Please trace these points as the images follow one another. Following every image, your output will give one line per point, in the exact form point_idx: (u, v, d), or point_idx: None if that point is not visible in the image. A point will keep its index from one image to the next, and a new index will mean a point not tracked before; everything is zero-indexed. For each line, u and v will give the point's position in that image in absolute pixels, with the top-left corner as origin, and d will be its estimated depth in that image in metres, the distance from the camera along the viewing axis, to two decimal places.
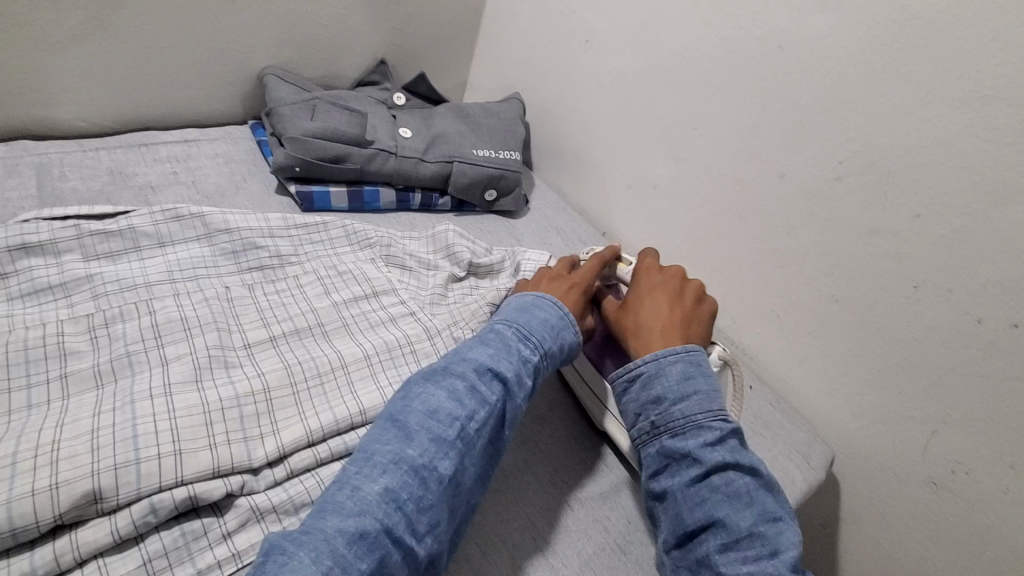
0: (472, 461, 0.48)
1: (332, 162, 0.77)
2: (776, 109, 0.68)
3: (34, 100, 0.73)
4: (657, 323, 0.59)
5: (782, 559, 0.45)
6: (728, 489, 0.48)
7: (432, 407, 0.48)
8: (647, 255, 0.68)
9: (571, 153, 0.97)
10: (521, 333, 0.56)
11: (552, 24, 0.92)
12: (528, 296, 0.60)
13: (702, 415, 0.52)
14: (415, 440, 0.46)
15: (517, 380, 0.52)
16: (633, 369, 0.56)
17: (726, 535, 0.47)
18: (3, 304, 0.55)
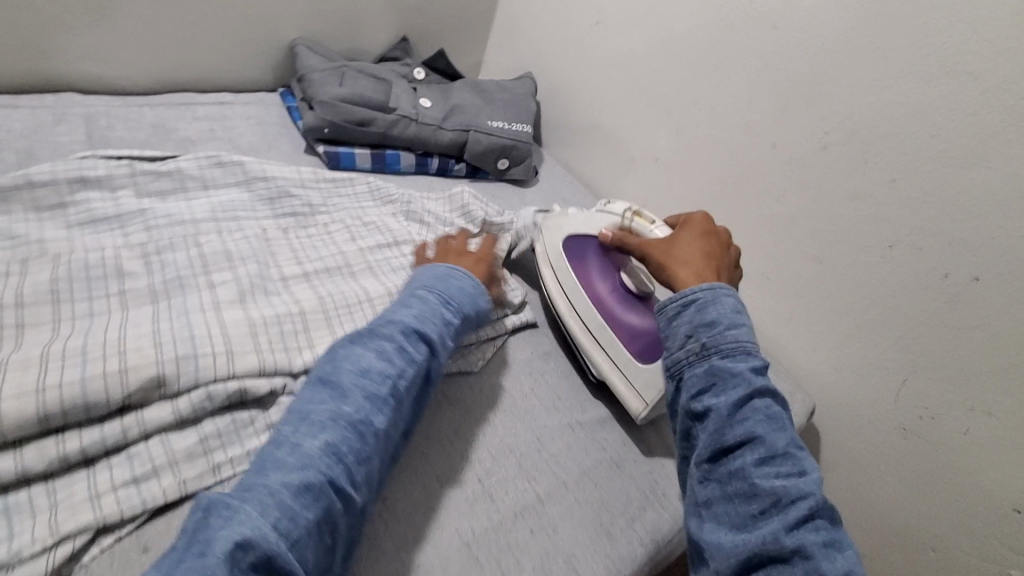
0: (401, 416, 0.50)
1: (357, 125, 0.83)
2: (768, 85, 0.75)
3: (84, 56, 0.78)
4: (712, 266, 0.60)
5: (813, 479, 0.46)
6: (768, 412, 0.49)
7: (363, 367, 0.49)
8: (693, 215, 0.66)
9: (578, 130, 1.03)
10: (442, 298, 0.57)
11: (565, 7, 0.98)
12: (442, 266, 0.62)
13: (751, 343, 0.52)
14: (349, 397, 0.47)
15: (441, 343, 0.54)
16: (688, 293, 0.56)
17: (763, 451, 0.47)
18: (64, 229, 0.60)
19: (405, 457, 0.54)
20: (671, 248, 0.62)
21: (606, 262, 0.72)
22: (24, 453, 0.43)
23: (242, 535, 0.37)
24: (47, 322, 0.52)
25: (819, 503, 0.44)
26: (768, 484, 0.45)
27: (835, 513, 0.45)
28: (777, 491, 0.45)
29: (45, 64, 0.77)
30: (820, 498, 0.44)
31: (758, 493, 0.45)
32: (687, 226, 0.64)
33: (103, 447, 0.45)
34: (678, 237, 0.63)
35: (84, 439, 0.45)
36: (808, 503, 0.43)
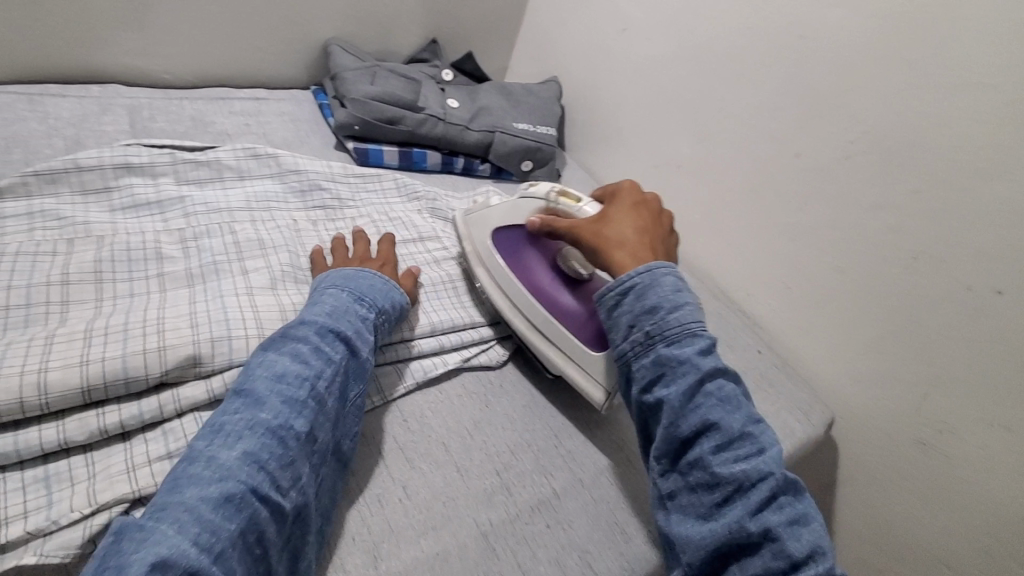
0: (330, 418, 0.48)
1: (387, 123, 0.86)
2: (793, 94, 0.76)
3: (129, 49, 0.82)
4: (643, 242, 0.60)
5: (769, 457, 0.49)
6: (720, 395, 0.52)
7: (278, 371, 0.46)
8: (616, 187, 0.66)
9: (601, 135, 1.04)
10: (355, 295, 0.56)
11: (592, 13, 1.00)
12: (349, 269, 0.60)
13: (694, 324, 0.54)
14: (266, 403, 0.45)
15: (360, 339, 0.53)
16: (627, 281, 0.57)
17: (719, 436, 0.50)
18: (108, 213, 0.63)
19: (426, 445, 0.55)
20: (605, 228, 0.61)
21: (540, 248, 0.68)
22: (67, 422, 0.45)
23: (159, 557, 0.35)
24: (91, 300, 0.54)
25: (778, 481, 0.47)
26: (727, 471, 0.48)
27: (794, 484, 0.48)
28: (739, 476, 0.48)
29: (92, 57, 0.80)
30: (779, 475, 0.47)
31: (720, 482, 0.48)
32: (616, 204, 0.64)
33: (141, 421, 0.47)
34: (607, 213, 0.63)
35: (123, 413, 0.47)
36: (769, 486, 0.47)
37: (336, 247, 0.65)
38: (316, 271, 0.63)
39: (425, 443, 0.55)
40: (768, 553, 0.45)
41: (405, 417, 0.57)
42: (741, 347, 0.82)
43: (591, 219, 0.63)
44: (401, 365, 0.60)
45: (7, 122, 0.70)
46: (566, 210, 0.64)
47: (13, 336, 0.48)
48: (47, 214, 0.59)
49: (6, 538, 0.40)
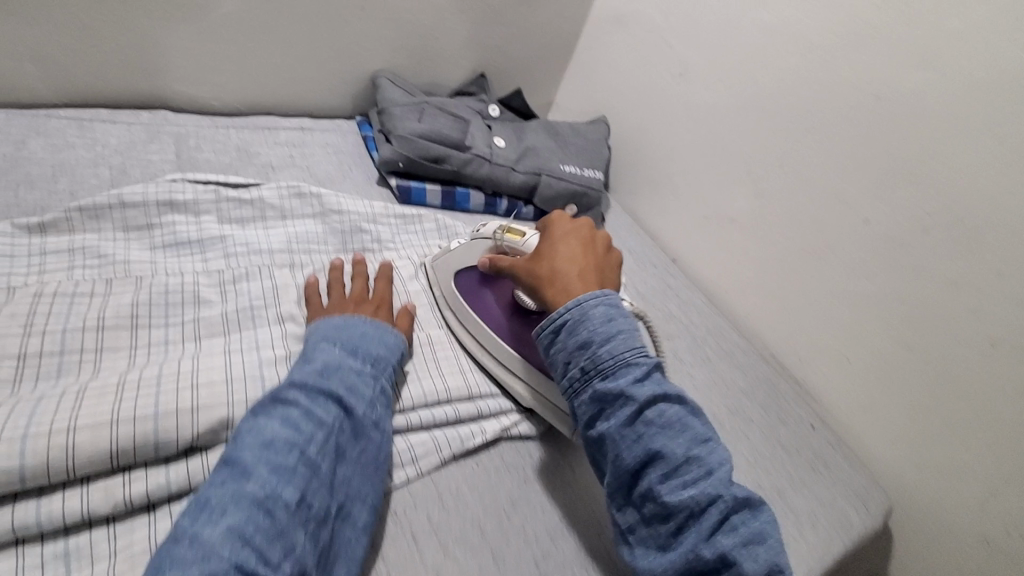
0: (327, 483, 0.44)
1: (432, 161, 0.83)
2: (865, 157, 0.71)
3: (180, 77, 0.81)
4: (573, 271, 0.58)
5: (717, 477, 0.47)
6: (662, 421, 0.49)
7: (266, 439, 0.44)
8: (551, 217, 0.64)
9: (649, 179, 1.01)
10: (349, 349, 0.53)
11: (647, 55, 0.97)
12: (337, 316, 0.57)
13: (629, 353, 0.52)
14: (252, 472, 0.42)
15: (353, 395, 0.49)
16: (558, 317, 0.55)
17: (665, 465, 0.48)
18: (148, 251, 0.62)
19: (461, 526, 0.52)
20: (537, 262, 0.60)
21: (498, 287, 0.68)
22: (92, 490, 0.43)
23: None
24: (126, 348, 0.53)
25: (728, 502, 0.46)
26: (676, 499, 0.47)
27: (746, 501, 0.47)
28: (688, 503, 0.46)
29: (144, 83, 0.80)
30: (727, 496, 0.46)
31: (671, 512, 0.47)
32: (544, 234, 0.62)
33: (169, 491, 0.45)
34: (540, 246, 0.62)
35: (150, 482, 0.44)
36: (717, 510, 0.45)
37: (331, 283, 0.62)
38: (311, 308, 0.59)
39: (459, 522, 0.52)
40: None
41: (440, 493, 0.54)
42: (794, 420, 0.76)
43: (527, 256, 0.62)
44: (437, 432, 0.58)
45: (56, 149, 0.69)
46: (511, 247, 0.64)
47: (45, 388, 0.47)
48: (87, 251, 0.58)
49: None
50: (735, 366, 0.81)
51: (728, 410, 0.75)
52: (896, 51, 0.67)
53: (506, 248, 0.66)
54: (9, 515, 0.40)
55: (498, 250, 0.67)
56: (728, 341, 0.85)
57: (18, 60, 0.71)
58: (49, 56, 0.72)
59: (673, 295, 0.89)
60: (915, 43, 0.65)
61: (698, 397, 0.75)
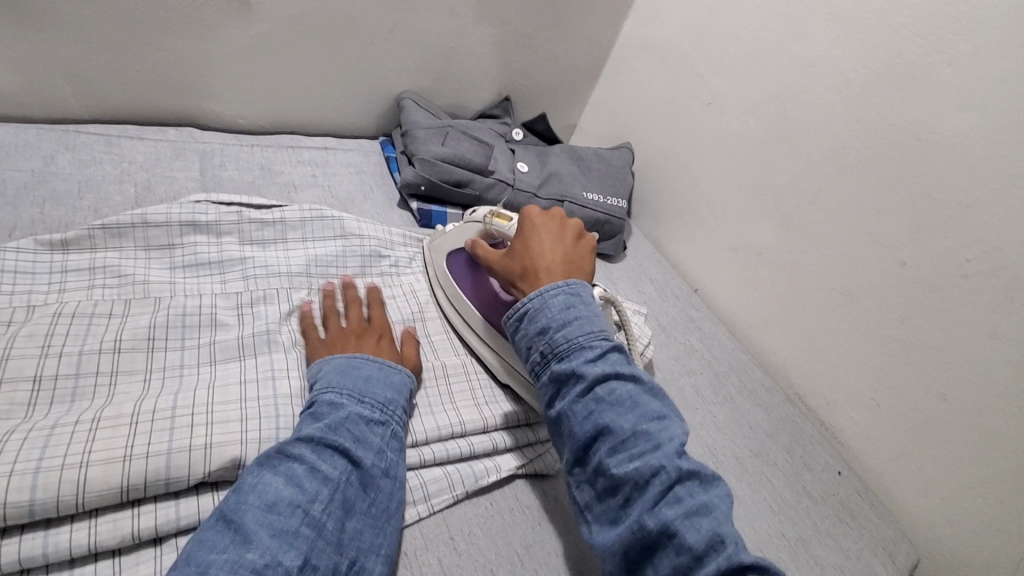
0: (333, 541, 0.43)
1: (454, 186, 0.83)
2: (903, 197, 0.69)
3: (207, 95, 0.82)
4: (541, 264, 0.58)
5: (665, 450, 0.45)
6: (611, 398, 0.48)
7: (269, 500, 0.42)
8: (525, 209, 0.64)
9: (673, 207, 0.99)
10: (356, 396, 0.51)
11: (676, 83, 0.95)
12: (340, 358, 0.55)
13: (584, 335, 0.51)
14: (254, 539, 0.40)
15: (360, 446, 0.48)
16: (520, 306, 0.55)
17: (612, 440, 0.46)
18: (168, 271, 0.61)
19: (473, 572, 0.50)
20: (510, 258, 0.61)
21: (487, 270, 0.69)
22: (99, 522, 0.42)
23: None
24: (141, 371, 0.52)
25: (672, 474, 0.43)
26: (622, 471, 0.44)
27: (694, 473, 0.44)
28: (632, 475, 0.44)
29: (172, 100, 0.80)
30: (671, 469, 0.43)
31: (619, 485, 0.44)
32: (517, 230, 0.62)
33: (177, 527, 0.44)
34: (514, 242, 0.62)
35: (159, 516, 0.43)
36: (659, 482, 0.42)
37: (327, 311, 0.61)
38: (310, 343, 0.58)
39: (471, 567, 0.50)
40: (673, 551, 0.41)
41: (452, 535, 0.52)
42: (820, 466, 0.73)
43: (503, 253, 0.63)
44: (450, 468, 0.56)
45: (83, 165, 0.70)
46: (498, 231, 0.66)
47: (59, 413, 0.46)
48: (108, 270, 0.58)
49: None
50: (759, 405, 0.78)
51: (752, 452, 0.72)
52: (939, 91, 0.65)
53: (495, 233, 0.67)
54: (16, 546, 0.39)
55: (487, 235, 0.69)
56: (752, 378, 0.82)
57: (52, 77, 0.72)
58: (81, 73, 0.73)
59: (695, 328, 0.87)
60: (959, 84, 0.63)
61: (720, 437, 0.72)
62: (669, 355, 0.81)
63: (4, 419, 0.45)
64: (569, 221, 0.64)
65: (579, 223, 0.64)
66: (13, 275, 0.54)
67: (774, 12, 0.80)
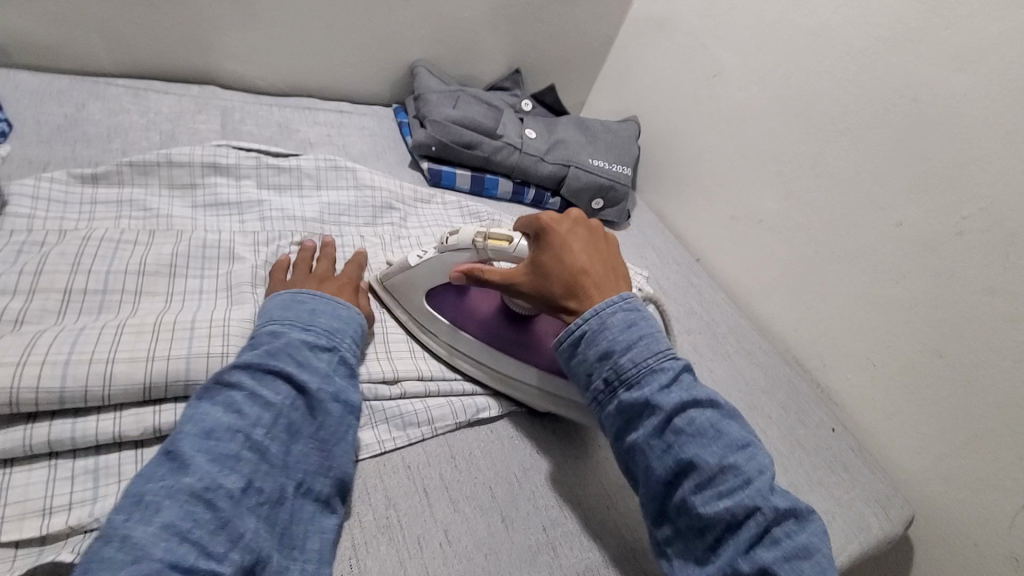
0: (278, 464, 0.43)
1: (463, 147, 0.86)
2: (901, 159, 0.70)
3: (229, 55, 0.85)
4: (589, 283, 0.54)
5: (756, 486, 0.44)
6: (692, 428, 0.47)
7: (206, 427, 0.41)
8: (542, 217, 0.57)
9: (678, 179, 1.01)
10: (300, 326, 0.51)
11: (683, 57, 0.98)
12: (285, 295, 0.55)
13: (652, 359, 0.50)
14: (191, 465, 0.39)
15: (304, 371, 0.48)
16: (577, 329, 0.53)
17: (698, 475, 0.46)
18: (190, 208, 0.65)
19: (472, 488, 0.52)
20: (545, 278, 0.55)
21: (473, 293, 0.64)
22: (124, 415, 0.45)
23: None
24: (162, 294, 0.55)
25: (768, 514, 0.43)
26: (712, 511, 0.44)
27: (791, 511, 0.44)
28: (724, 514, 0.44)
29: (195, 59, 0.84)
30: (767, 508, 0.43)
31: (707, 525, 0.44)
32: (543, 240, 0.56)
33: None
34: (541, 257, 0.56)
35: (179, 413, 0.46)
36: (756, 522, 0.43)
37: (299, 260, 0.61)
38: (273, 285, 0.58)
39: (471, 485, 0.52)
40: None
41: (453, 455, 0.54)
42: (815, 423, 0.75)
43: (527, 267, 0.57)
44: (454, 399, 0.59)
45: (112, 112, 0.74)
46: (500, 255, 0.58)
47: (86, 322, 0.49)
48: (135, 204, 0.62)
49: (47, 530, 0.39)
50: (756, 365, 0.80)
51: (748, 406, 0.73)
52: (938, 54, 0.67)
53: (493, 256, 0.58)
54: (46, 430, 0.42)
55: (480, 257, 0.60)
56: (751, 341, 0.84)
57: (84, 30, 0.76)
58: (111, 27, 0.77)
59: (696, 294, 0.89)
60: (957, 47, 0.65)
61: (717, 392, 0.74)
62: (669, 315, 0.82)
63: (37, 323, 0.48)
64: (585, 222, 0.59)
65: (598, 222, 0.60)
66: (46, 203, 0.58)
67: None
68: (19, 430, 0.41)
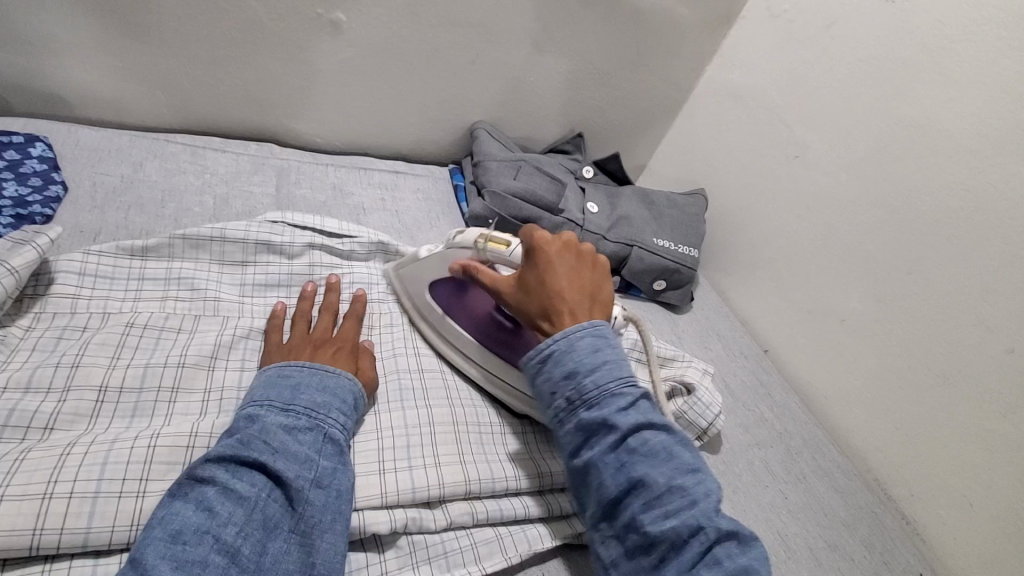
0: (251, 567, 0.39)
1: (523, 222, 0.81)
2: (1016, 279, 0.62)
3: (290, 113, 0.83)
4: (563, 306, 0.52)
5: (701, 507, 0.43)
6: (645, 448, 0.45)
7: (175, 530, 0.38)
8: (531, 237, 0.55)
9: (747, 260, 0.95)
10: (279, 405, 0.48)
11: (760, 132, 0.91)
12: (272, 369, 0.52)
13: (614, 382, 0.47)
14: (153, 574, 0.36)
15: (280, 459, 0.44)
16: (543, 348, 0.50)
17: (647, 494, 0.44)
18: (238, 289, 0.62)
19: None
20: (527, 295, 0.54)
21: (472, 292, 0.64)
22: None
23: None
24: (201, 390, 0.52)
25: (711, 534, 0.41)
26: (657, 530, 0.42)
27: (732, 532, 0.42)
28: (671, 534, 0.42)
29: (257, 117, 0.82)
30: (712, 528, 0.42)
31: (653, 543, 0.43)
32: (529, 261, 0.55)
33: None
34: (525, 274, 0.55)
35: None
36: (699, 542, 0.41)
37: (297, 315, 0.59)
38: (270, 341, 0.56)
39: None
40: None
41: None
42: (899, 566, 0.66)
43: (512, 283, 0.56)
44: (503, 530, 0.53)
45: (168, 173, 0.72)
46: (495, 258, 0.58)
47: (121, 430, 0.46)
48: (182, 282, 0.59)
49: None
50: (832, 487, 0.72)
51: (826, 542, 0.65)
52: None
53: (491, 258, 0.59)
54: (64, 572, 0.39)
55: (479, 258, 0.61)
56: (826, 457, 0.75)
57: (151, 88, 0.75)
58: (177, 86, 0.76)
59: (764, 394, 0.81)
60: None
61: (791, 522, 0.66)
62: (735, 422, 0.75)
63: (69, 430, 0.45)
64: (577, 245, 0.57)
65: (597, 255, 0.57)
66: (92, 279, 0.55)
67: (877, 68, 0.75)
68: (36, 572, 0.39)
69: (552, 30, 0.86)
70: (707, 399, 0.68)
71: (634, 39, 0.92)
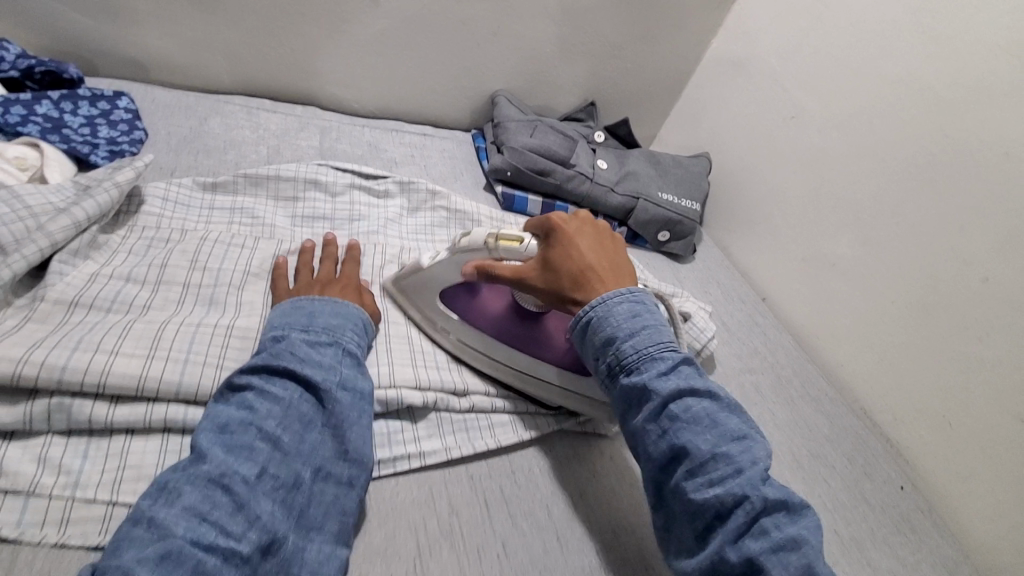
0: (292, 451, 0.45)
1: (538, 174, 0.89)
2: (989, 213, 0.68)
3: (330, 80, 0.93)
4: (598, 277, 0.55)
5: (747, 475, 0.43)
6: (687, 415, 0.46)
7: (222, 422, 0.45)
8: (551, 217, 0.58)
9: (748, 217, 1.02)
10: (301, 327, 0.54)
11: (761, 97, 0.98)
12: (286, 304, 0.57)
13: (654, 349, 0.50)
14: (208, 455, 0.42)
15: (307, 365, 0.50)
16: (583, 316, 0.54)
17: (690, 461, 0.45)
18: (290, 220, 0.72)
19: (530, 504, 0.54)
20: (556, 273, 0.55)
21: (483, 293, 0.65)
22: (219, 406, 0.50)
23: None
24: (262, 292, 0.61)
25: (756, 504, 0.42)
26: (701, 498, 0.43)
27: (782, 503, 0.42)
28: (713, 503, 0.43)
29: (302, 83, 0.93)
30: (757, 497, 0.42)
31: (698, 510, 0.44)
32: (552, 240, 0.57)
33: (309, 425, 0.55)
34: (549, 254, 0.56)
35: None
36: (743, 510, 0.41)
37: (301, 265, 0.63)
38: (275, 287, 0.60)
39: (529, 500, 0.55)
40: None
41: (514, 470, 0.57)
42: (878, 477, 0.72)
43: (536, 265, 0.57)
44: (517, 416, 0.62)
45: (229, 127, 0.82)
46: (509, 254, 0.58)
47: (201, 316, 0.56)
48: (245, 212, 0.69)
49: None
50: (819, 411, 0.78)
51: (809, 452, 0.72)
52: None
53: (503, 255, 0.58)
54: (163, 410, 0.48)
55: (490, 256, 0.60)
56: (815, 387, 0.82)
57: (213, 55, 0.86)
58: (236, 54, 0.86)
59: (760, 334, 0.88)
60: None
61: (777, 434, 0.73)
62: (731, 353, 0.82)
63: (161, 310, 0.56)
64: (591, 222, 0.60)
65: (609, 230, 0.61)
66: (173, 205, 0.66)
67: (867, 31, 0.82)
68: (142, 407, 0.48)
69: (567, 4, 0.95)
70: (701, 325, 0.75)
71: (642, 12, 1.00)
